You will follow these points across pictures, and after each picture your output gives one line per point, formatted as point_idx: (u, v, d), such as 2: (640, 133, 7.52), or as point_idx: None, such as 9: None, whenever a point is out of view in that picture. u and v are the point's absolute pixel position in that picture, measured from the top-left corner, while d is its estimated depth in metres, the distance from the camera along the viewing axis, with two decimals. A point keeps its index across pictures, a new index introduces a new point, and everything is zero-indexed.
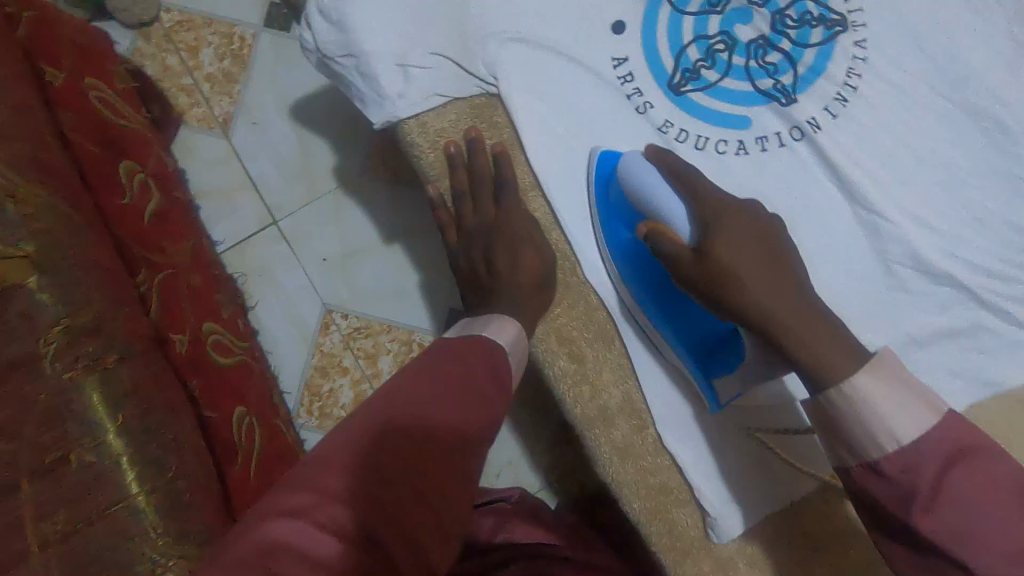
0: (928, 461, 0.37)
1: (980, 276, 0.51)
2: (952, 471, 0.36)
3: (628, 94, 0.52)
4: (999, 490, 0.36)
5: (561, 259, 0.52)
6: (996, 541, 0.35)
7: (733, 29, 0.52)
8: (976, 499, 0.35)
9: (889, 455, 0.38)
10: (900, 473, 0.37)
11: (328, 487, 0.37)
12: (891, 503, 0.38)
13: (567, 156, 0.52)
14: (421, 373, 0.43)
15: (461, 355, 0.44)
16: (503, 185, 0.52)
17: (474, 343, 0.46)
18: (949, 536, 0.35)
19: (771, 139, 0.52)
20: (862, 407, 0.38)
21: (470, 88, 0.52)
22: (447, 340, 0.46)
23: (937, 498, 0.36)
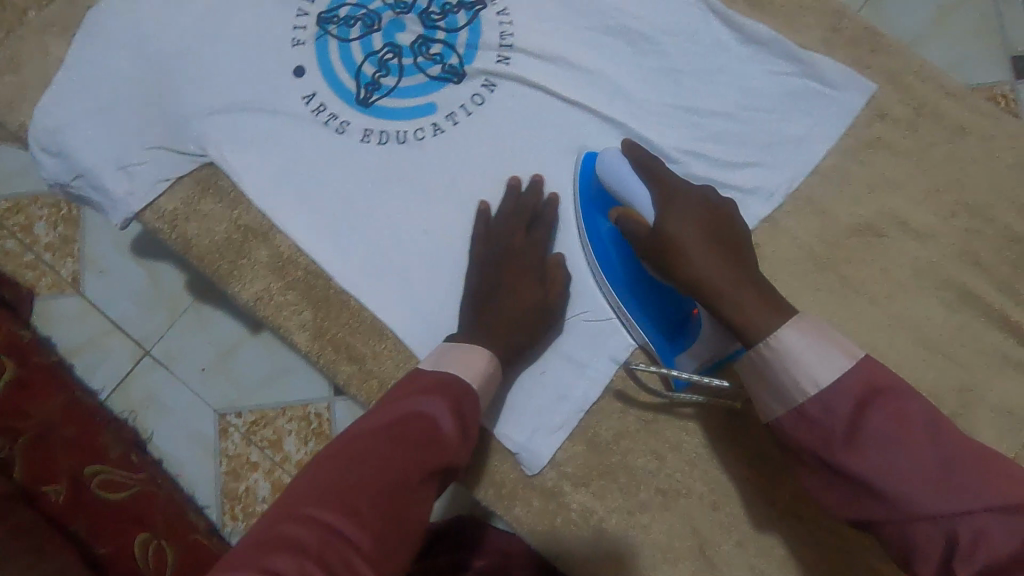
0: (841, 406, 0.41)
1: (674, 159, 0.57)
2: (867, 414, 0.41)
3: (325, 121, 0.59)
4: (909, 424, 0.40)
5: (316, 278, 0.57)
6: (905, 472, 0.39)
7: (394, 38, 0.60)
8: (892, 432, 0.40)
9: (813, 404, 0.42)
10: (823, 414, 0.41)
11: (302, 543, 0.37)
12: (820, 450, 0.42)
13: (291, 190, 0.57)
14: (390, 426, 0.44)
15: (422, 404, 0.45)
16: (243, 235, 0.57)
17: (445, 384, 0.47)
18: (872, 469, 0.40)
19: (459, 112, 0.59)
20: (784, 356, 0.43)
21: (187, 164, 0.58)
22: (410, 382, 0.47)
23: (860, 440, 0.40)
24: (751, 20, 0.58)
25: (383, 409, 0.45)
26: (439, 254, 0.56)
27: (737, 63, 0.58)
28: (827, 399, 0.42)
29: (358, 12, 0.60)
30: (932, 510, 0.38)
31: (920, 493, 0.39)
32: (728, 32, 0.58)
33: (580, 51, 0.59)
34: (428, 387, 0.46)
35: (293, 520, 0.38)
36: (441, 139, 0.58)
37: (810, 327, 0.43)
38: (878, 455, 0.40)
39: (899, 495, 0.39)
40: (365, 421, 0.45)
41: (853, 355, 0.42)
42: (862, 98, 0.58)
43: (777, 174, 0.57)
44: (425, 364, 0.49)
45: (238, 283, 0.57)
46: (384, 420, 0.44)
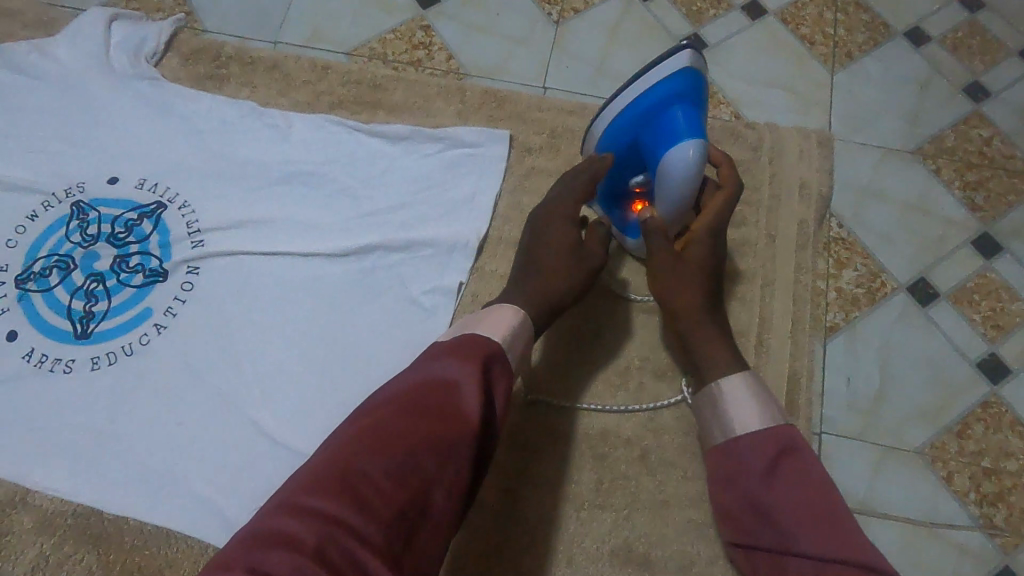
0: (763, 450, 0.47)
1: (375, 256, 0.64)
2: (781, 461, 0.47)
3: (50, 367, 0.60)
4: (818, 486, 0.46)
5: (89, 517, 0.57)
6: (791, 514, 0.45)
7: (93, 267, 0.64)
8: (800, 488, 0.46)
9: (740, 440, 0.48)
10: (747, 451, 0.48)
11: (279, 563, 0.34)
12: (732, 483, 0.48)
13: (34, 446, 0.58)
14: (425, 391, 0.43)
15: (457, 368, 0.45)
16: (4, 511, 0.57)
17: (473, 340, 0.47)
18: (773, 508, 0.46)
19: (174, 303, 0.62)
20: (724, 404, 0.50)
21: None
22: (432, 351, 0.47)
23: (755, 475, 0.47)
24: (389, 126, 0.68)
25: (405, 381, 0.45)
26: (197, 437, 0.58)
27: (395, 162, 0.67)
28: (751, 442, 0.48)
29: (51, 261, 0.64)
30: (805, 547, 0.43)
31: (807, 535, 0.44)
32: (378, 141, 0.68)
33: (262, 206, 0.66)
34: (465, 354, 0.46)
35: (282, 531, 0.36)
36: (166, 333, 0.62)
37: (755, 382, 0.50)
38: (777, 491, 0.46)
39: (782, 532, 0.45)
40: (381, 399, 0.44)
41: (774, 421, 0.48)
42: (504, 145, 0.68)
43: (465, 231, 0.65)
44: (484, 329, 0.49)
45: (10, 561, 0.56)
46: (419, 380, 0.44)
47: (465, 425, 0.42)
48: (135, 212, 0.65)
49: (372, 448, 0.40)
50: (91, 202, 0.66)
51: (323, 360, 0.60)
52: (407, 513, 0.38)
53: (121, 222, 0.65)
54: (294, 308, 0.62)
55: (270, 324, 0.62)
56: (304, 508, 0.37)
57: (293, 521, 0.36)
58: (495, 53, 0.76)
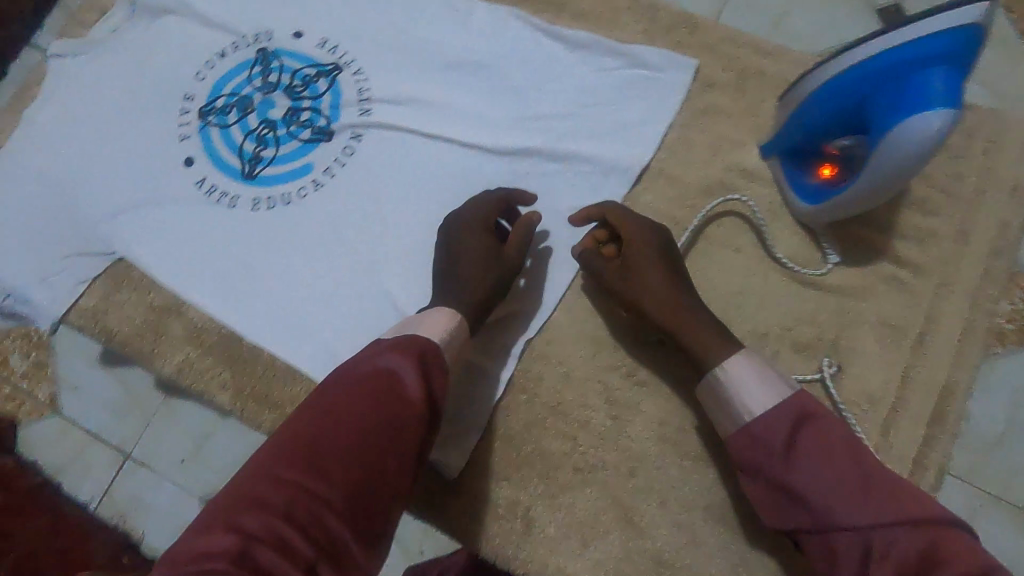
0: (784, 424, 0.47)
1: (531, 162, 0.63)
2: (802, 434, 0.46)
3: (217, 199, 0.65)
4: (838, 453, 0.45)
5: (228, 340, 0.61)
6: (824, 485, 0.44)
7: (267, 115, 0.66)
8: (823, 456, 0.45)
9: (757, 423, 0.48)
10: (765, 429, 0.47)
11: (242, 527, 0.36)
12: (765, 475, 0.48)
13: (194, 265, 0.63)
14: (361, 381, 0.45)
15: (390, 362, 0.46)
16: (159, 314, 0.62)
17: (415, 342, 0.48)
18: (811, 483, 0.45)
19: (333, 165, 0.64)
20: (733, 385, 0.49)
21: (100, 263, 0.64)
22: (377, 344, 0.48)
23: (779, 455, 0.46)
24: (573, 31, 0.65)
25: (347, 371, 0.46)
26: (331, 294, 0.61)
27: (571, 69, 0.65)
28: (767, 421, 0.47)
29: (233, 100, 0.67)
30: (849, 519, 0.43)
31: (844, 510, 0.43)
32: (557, 45, 0.65)
33: (430, 87, 0.65)
34: (395, 346, 0.47)
35: (213, 513, 0.38)
36: (322, 192, 0.64)
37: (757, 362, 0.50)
38: (807, 468, 0.45)
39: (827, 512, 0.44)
40: (323, 388, 0.46)
41: (787, 389, 0.48)
42: (689, 74, 0.64)
43: (628, 155, 0.62)
44: (412, 326, 0.50)
45: (161, 359, 0.62)
46: (348, 377, 0.45)
47: (414, 409, 0.44)
48: (313, 70, 0.67)
49: (297, 440, 0.41)
50: (276, 51, 0.68)
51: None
52: (385, 469, 0.42)
53: (299, 76, 0.67)
54: (443, 195, 0.63)
55: (418, 206, 0.63)
56: (216, 510, 0.38)
57: (220, 508, 0.38)
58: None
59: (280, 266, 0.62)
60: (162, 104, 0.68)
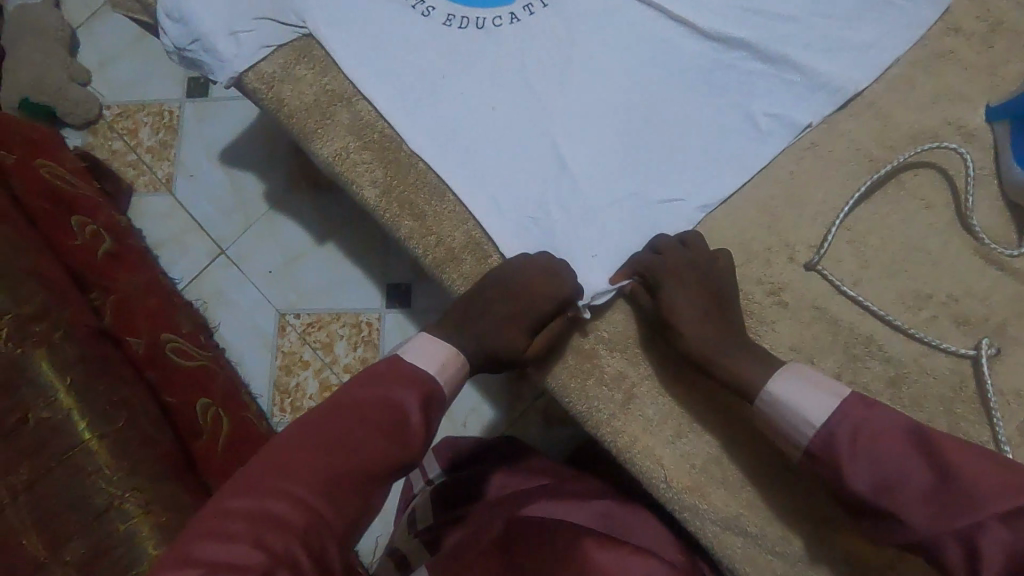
0: (839, 431, 0.46)
1: (740, 55, 0.59)
2: (859, 439, 0.45)
3: (413, 5, 0.64)
4: (906, 454, 0.45)
5: (390, 142, 0.62)
6: (911, 483, 0.44)
7: None
8: (886, 453, 0.45)
9: (815, 444, 0.47)
10: (825, 447, 0.47)
11: (268, 545, 0.40)
12: (839, 491, 0.47)
13: (376, 64, 0.63)
14: (364, 414, 0.47)
15: (402, 396, 0.48)
16: (331, 98, 0.63)
17: (424, 379, 0.50)
18: (883, 486, 0.44)
19: (535, 4, 0.62)
20: (780, 409, 0.49)
21: (288, 35, 0.64)
22: (383, 371, 0.50)
23: (842, 466, 0.46)
24: None
25: (362, 394, 0.48)
26: (500, 129, 0.60)
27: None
28: (825, 433, 0.47)
29: None
30: (937, 520, 0.43)
31: (934, 513, 0.43)
32: None
33: None
34: (407, 375, 0.50)
35: (259, 513, 0.41)
36: (517, 27, 0.62)
37: (798, 369, 0.50)
38: (876, 477, 0.45)
39: (916, 521, 0.44)
40: (336, 403, 0.48)
41: (833, 397, 0.47)
42: (937, 12, 0.58)
43: (844, 75, 0.58)
44: (404, 354, 0.52)
45: (320, 143, 0.63)
46: (351, 401, 0.47)
47: (418, 440, 0.47)
48: None
49: (322, 455, 0.44)
50: None
51: (640, 124, 0.59)
52: (367, 502, 0.45)
53: None
54: (638, 64, 0.60)
55: (609, 68, 0.61)
56: (254, 511, 0.41)
57: (260, 513, 0.41)
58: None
59: (458, 89, 0.62)
60: None
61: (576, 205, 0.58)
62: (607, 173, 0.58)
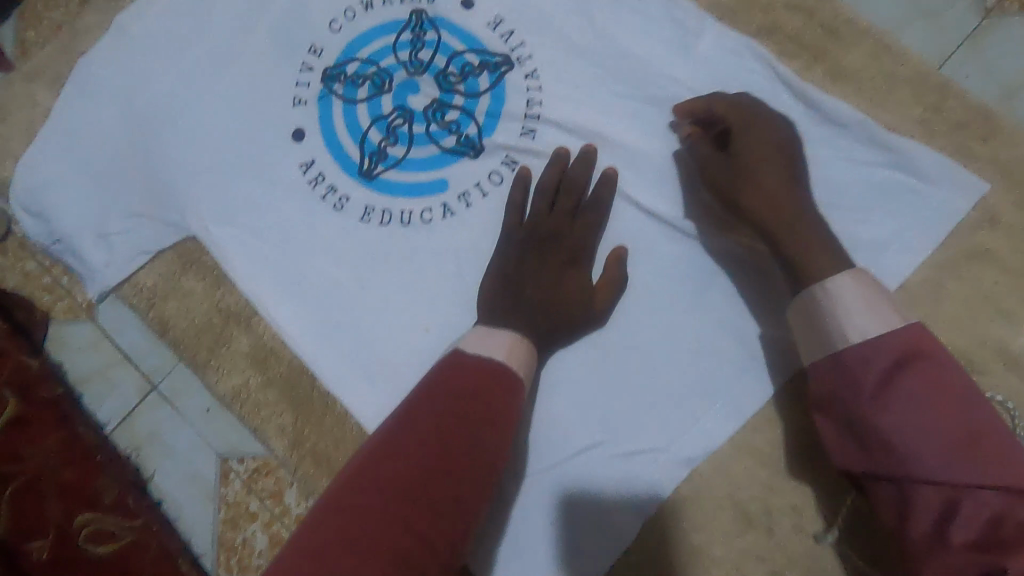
0: (882, 360, 0.38)
1: (727, 257, 0.48)
2: (905, 374, 0.37)
3: (322, 194, 0.52)
4: (947, 399, 0.37)
5: (298, 375, 0.50)
6: (935, 437, 0.36)
7: (406, 101, 0.52)
8: (930, 400, 0.36)
9: (850, 350, 0.39)
10: (856, 361, 0.39)
11: None
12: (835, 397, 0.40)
13: (278, 273, 0.51)
14: (441, 411, 0.38)
15: (480, 392, 0.40)
16: (225, 319, 0.51)
17: (506, 390, 0.41)
18: (902, 421, 0.37)
19: (473, 192, 0.51)
20: (831, 305, 0.41)
21: (170, 236, 0.52)
22: (456, 363, 0.41)
23: (873, 403, 0.38)
24: (830, 97, 0.48)
25: (431, 411, 0.39)
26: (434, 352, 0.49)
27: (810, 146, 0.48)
28: (863, 352, 0.39)
29: (367, 70, 0.53)
30: (946, 471, 0.35)
31: (940, 449, 0.36)
32: (802, 110, 0.49)
33: (618, 117, 0.51)
34: (473, 368, 0.41)
35: None
36: (451, 222, 0.51)
37: (866, 279, 0.41)
38: (903, 411, 0.37)
39: (918, 455, 0.36)
40: (402, 415, 0.39)
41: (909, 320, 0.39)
42: (969, 199, 0.47)
43: None
44: (466, 344, 0.43)
45: (215, 373, 0.51)
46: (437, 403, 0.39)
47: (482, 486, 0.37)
48: (477, 57, 0.52)
49: (383, 489, 0.36)
50: (434, 17, 0.53)
51: (605, 349, 0.48)
52: (450, 522, 0.36)
53: (458, 61, 0.52)
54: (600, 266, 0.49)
55: None
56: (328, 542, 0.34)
57: None
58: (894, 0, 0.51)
59: (382, 307, 0.50)
60: (281, 51, 0.53)
61: (529, 456, 0.47)
62: (567, 419, 0.47)
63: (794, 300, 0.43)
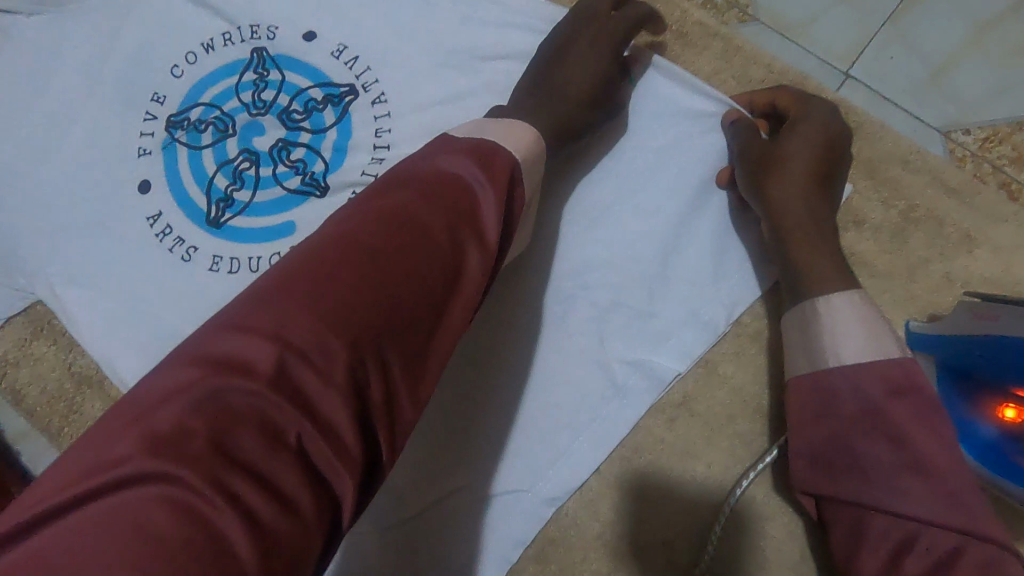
0: (872, 384, 0.35)
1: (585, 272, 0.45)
2: (895, 402, 0.34)
3: (170, 247, 0.50)
4: (935, 431, 0.34)
5: None
6: (906, 469, 0.34)
7: (251, 143, 0.50)
8: (911, 430, 0.34)
9: (839, 377, 0.36)
10: (847, 387, 0.36)
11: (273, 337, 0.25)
12: (812, 420, 0.38)
13: (128, 332, 0.49)
14: (413, 184, 0.31)
15: (460, 170, 0.32)
16: (77, 384, 0.49)
17: (505, 168, 0.33)
18: (877, 459, 0.35)
19: None
20: (827, 322, 0.37)
21: (17, 301, 0.50)
22: (451, 145, 0.34)
23: (853, 432, 0.35)
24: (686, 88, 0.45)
25: (404, 183, 0.31)
26: None
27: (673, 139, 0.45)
28: (854, 377, 0.36)
29: (210, 115, 0.51)
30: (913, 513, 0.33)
31: (914, 490, 0.33)
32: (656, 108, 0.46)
33: None
34: (462, 147, 0.34)
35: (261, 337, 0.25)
36: None
37: (865, 306, 0.37)
38: (881, 443, 0.35)
39: (878, 495, 0.34)
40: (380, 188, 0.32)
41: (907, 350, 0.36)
42: None
43: (716, 293, 0.45)
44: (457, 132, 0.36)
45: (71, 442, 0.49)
46: (404, 184, 0.32)
47: (484, 261, 0.31)
48: (321, 92, 0.50)
49: (331, 254, 0.28)
50: (275, 54, 0.51)
51: (460, 387, 0.45)
52: (443, 297, 0.29)
53: (301, 97, 0.50)
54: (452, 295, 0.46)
55: None
56: (250, 305, 0.26)
57: (259, 335, 0.25)
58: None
59: None
60: (125, 102, 0.52)
61: (389, 509, 0.45)
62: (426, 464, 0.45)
63: (789, 313, 0.39)
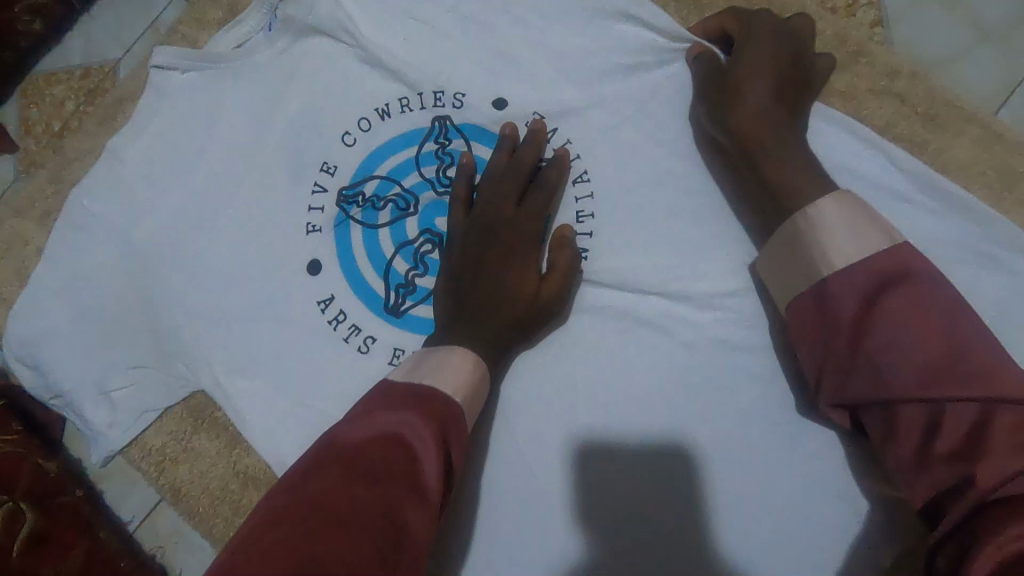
0: (856, 293, 0.34)
1: None
2: (884, 297, 0.33)
3: (345, 335, 0.45)
4: (933, 314, 0.32)
5: None
6: (911, 353, 0.32)
7: (434, 224, 0.46)
8: (909, 316, 0.32)
9: (832, 281, 0.34)
10: (841, 292, 0.34)
11: None
12: (817, 342, 0.36)
13: (301, 426, 0.45)
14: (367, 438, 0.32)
15: (397, 425, 0.33)
16: (244, 483, 0.48)
17: (435, 411, 0.35)
18: (882, 348, 0.32)
19: None
20: (813, 229, 0.35)
21: (179, 388, 0.48)
22: (379, 398, 0.36)
23: (843, 313, 0.34)
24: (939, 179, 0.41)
25: (352, 437, 0.33)
26: (486, 513, 0.44)
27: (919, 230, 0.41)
28: (841, 278, 0.34)
29: (388, 190, 0.46)
30: (919, 393, 0.31)
31: (922, 377, 0.31)
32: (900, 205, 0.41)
33: (681, 232, 0.44)
34: (394, 401, 0.35)
35: None
36: None
37: (853, 203, 0.35)
38: (884, 328, 0.33)
39: (893, 364, 0.32)
40: (333, 440, 0.33)
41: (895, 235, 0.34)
42: None
43: None
44: (395, 376, 0.38)
45: None
46: (341, 454, 0.31)
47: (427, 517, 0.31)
48: None
49: (332, 496, 0.29)
50: (460, 124, 0.47)
51: (680, 500, 0.43)
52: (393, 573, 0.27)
53: None
54: (677, 404, 0.43)
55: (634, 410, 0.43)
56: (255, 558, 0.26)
57: None
58: (949, 36, 0.49)
59: None
60: (292, 170, 0.47)
61: None
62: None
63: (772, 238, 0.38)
